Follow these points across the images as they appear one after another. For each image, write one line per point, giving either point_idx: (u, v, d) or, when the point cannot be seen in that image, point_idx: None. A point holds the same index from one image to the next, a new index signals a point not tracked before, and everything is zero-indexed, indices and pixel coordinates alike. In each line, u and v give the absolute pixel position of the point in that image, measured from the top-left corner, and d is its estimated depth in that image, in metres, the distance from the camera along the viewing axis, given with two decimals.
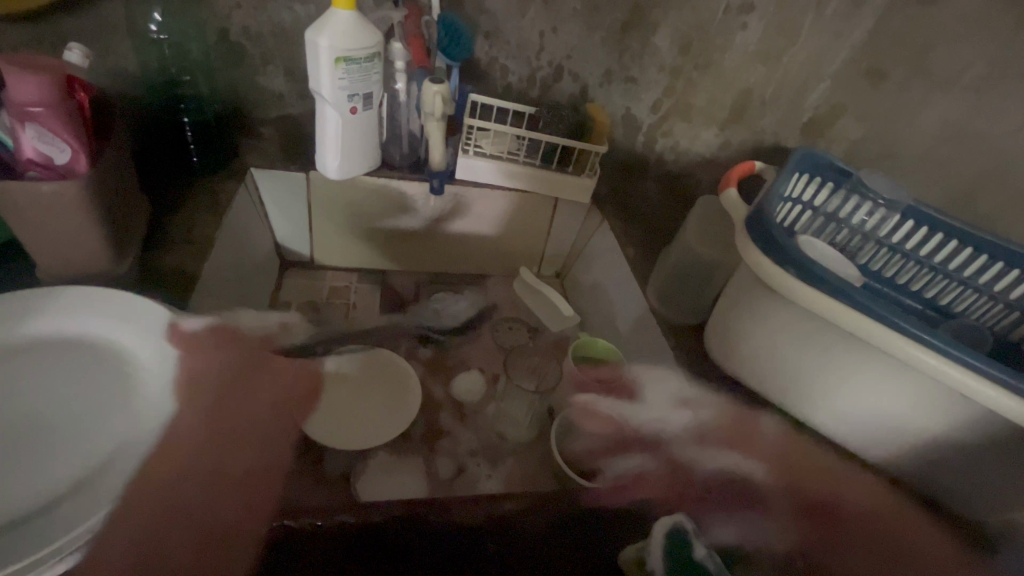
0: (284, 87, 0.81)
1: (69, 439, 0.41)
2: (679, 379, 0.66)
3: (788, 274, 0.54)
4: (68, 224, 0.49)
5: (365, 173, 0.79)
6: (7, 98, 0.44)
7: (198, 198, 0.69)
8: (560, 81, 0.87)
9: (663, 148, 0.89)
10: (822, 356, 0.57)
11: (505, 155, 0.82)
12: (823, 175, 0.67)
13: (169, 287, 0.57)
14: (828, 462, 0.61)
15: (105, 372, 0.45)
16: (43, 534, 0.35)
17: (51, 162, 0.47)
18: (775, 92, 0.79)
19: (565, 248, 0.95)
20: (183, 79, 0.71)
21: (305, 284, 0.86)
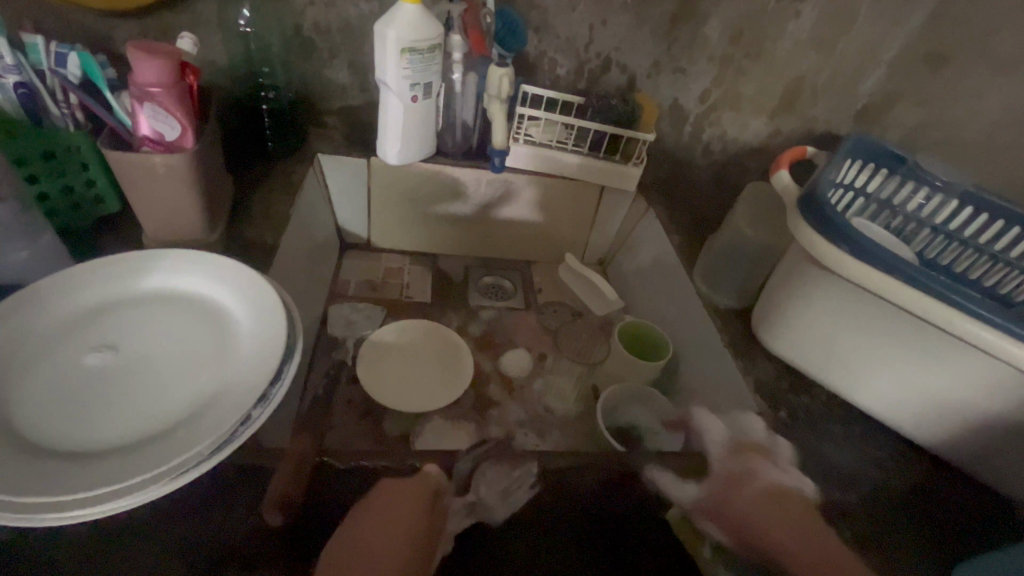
0: (347, 80, 0.86)
1: (171, 380, 0.46)
2: (725, 358, 0.67)
3: (840, 252, 0.55)
4: (175, 194, 0.55)
5: (422, 160, 0.84)
6: (131, 80, 0.50)
7: (274, 179, 0.75)
8: (609, 72, 0.89)
9: (711, 138, 0.89)
10: (875, 335, 0.57)
11: (554, 144, 0.85)
12: (877, 161, 0.66)
13: (253, 255, 0.63)
14: (877, 443, 0.61)
15: (204, 324, 0.50)
16: (161, 455, 0.40)
17: (162, 138, 0.53)
18: (827, 80, 0.79)
19: (609, 236, 0.97)
20: (262, 71, 0.78)
21: (363, 264, 0.91)
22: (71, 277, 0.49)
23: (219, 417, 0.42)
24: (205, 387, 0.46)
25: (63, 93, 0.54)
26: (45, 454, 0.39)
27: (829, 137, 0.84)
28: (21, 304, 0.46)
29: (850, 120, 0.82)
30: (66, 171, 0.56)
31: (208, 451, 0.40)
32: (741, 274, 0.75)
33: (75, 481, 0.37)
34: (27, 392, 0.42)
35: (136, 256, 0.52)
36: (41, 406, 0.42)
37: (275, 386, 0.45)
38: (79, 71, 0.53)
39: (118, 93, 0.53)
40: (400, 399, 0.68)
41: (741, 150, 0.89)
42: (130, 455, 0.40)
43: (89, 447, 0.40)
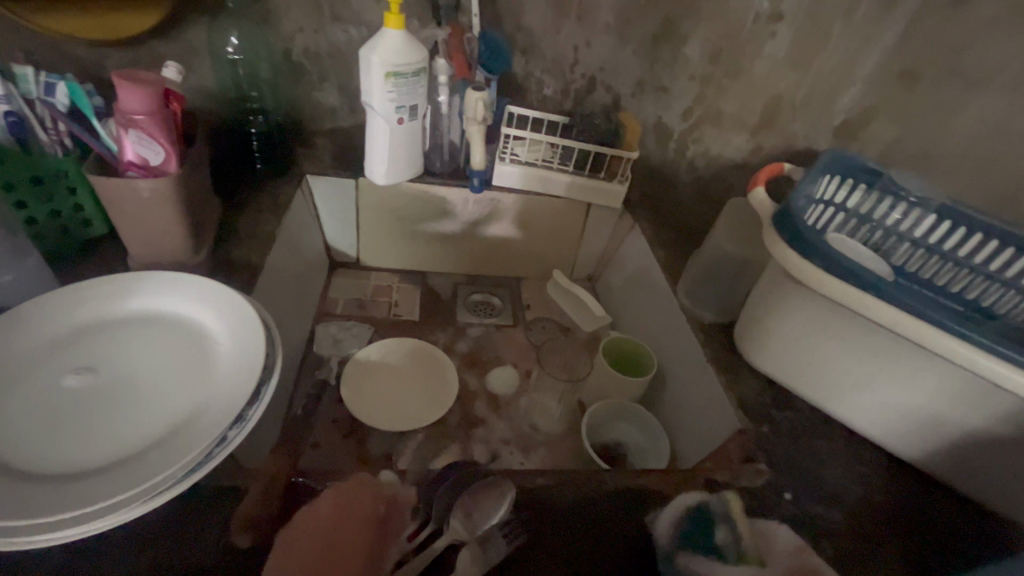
0: (337, 102, 0.90)
1: (148, 400, 0.46)
2: (709, 373, 0.67)
3: (814, 267, 0.55)
4: (158, 218, 0.56)
5: (409, 180, 0.85)
6: (116, 108, 0.51)
7: (261, 199, 0.77)
8: (593, 92, 0.96)
9: (694, 154, 0.91)
10: (856, 350, 0.57)
11: (540, 162, 0.86)
12: (854, 176, 0.67)
13: (238, 275, 0.64)
14: (860, 458, 0.61)
15: (185, 345, 0.51)
16: (134, 476, 0.40)
17: (146, 163, 0.54)
18: (806, 97, 0.80)
19: (597, 252, 0.98)
20: (252, 95, 0.81)
21: (352, 282, 0.92)
22: (55, 300, 0.50)
23: (194, 438, 0.42)
24: (182, 408, 0.46)
25: (51, 121, 0.56)
26: (17, 476, 0.39)
27: (811, 152, 0.84)
28: (4, 326, 0.47)
29: (829, 134, 0.81)
30: (54, 196, 0.57)
31: (181, 473, 0.40)
32: (724, 289, 0.75)
33: (46, 503, 0.37)
34: (5, 413, 0.43)
35: (119, 278, 0.53)
36: (16, 426, 0.42)
37: (252, 407, 0.45)
38: (66, 100, 0.55)
39: (104, 120, 0.55)
40: (385, 418, 0.68)
41: (724, 165, 0.89)
42: (103, 477, 0.40)
43: (64, 469, 0.40)
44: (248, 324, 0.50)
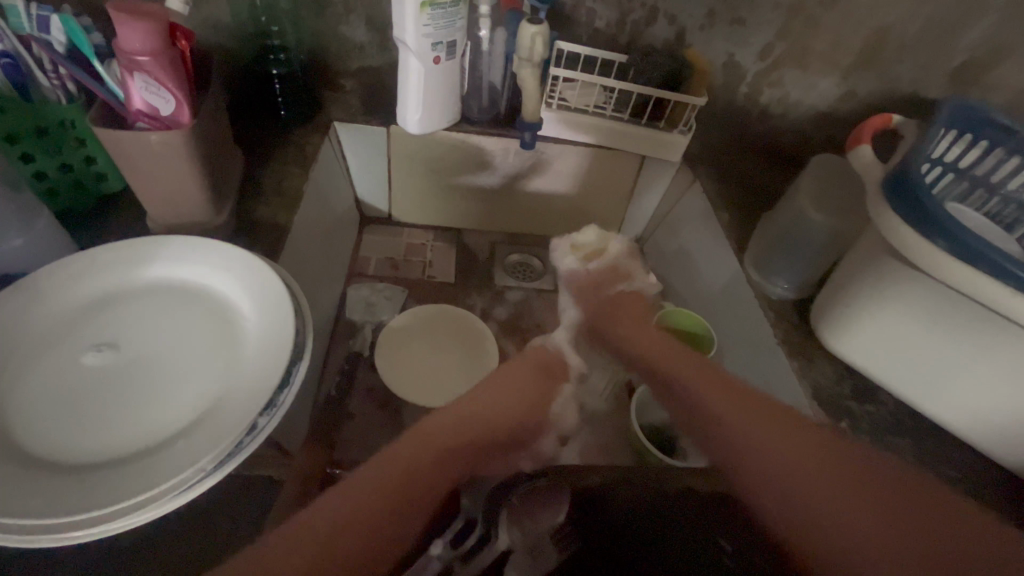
0: (366, 38, 0.78)
1: (173, 380, 0.43)
2: (779, 357, 0.60)
3: (935, 247, 0.46)
4: (175, 175, 0.50)
5: (445, 129, 0.76)
6: (117, 46, 0.44)
7: (286, 151, 0.70)
8: (654, 25, 0.75)
9: (770, 101, 0.78)
10: (970, 345, 0.50)
11: (591, 109, 0.76)
12: (976, 131, 0.57)
13: (265, 237, 0.59)
14: (951, 460, 0.55)
15: (209, 320, 0.46)
16: (161, 469, 0.37)
17: (158, 113, 0.48)
18: (918, 31, 0.67)
19: (649, 211, 0.89)
20: (272, 30, 0.72)
21: (384, 239, 0.87)
22: (69, 267, 0.46)
23: (222, 427, 0.39)
24: (210, 391, 0.42)
25: (50, 62, 0.48)
26: (40, 466, 0.36)
27: (913, 98, 0.73)
28: (16, 300, 0.43)
29: (944, 78, 0.70)
30: (62, 147, 0.52)
31: (211, 467, 0.37)
32: (803, 264, 0.65)
33: (69, 500, 0.34)
34: (24, 396, 0.40)
35: (136, 243, 0.49)
36: (39, 410, 0.39)
37: (284, 390, 0.41)
38: (62, 37, 0.47)
39: (107, 62, 0.48)
40: (426, 393, 0.64)
41: (804, 115, 0.78)
42: (129, 469, 0.37)
43: (88, 458, 0.38)
44: (276, 295, 0.45)
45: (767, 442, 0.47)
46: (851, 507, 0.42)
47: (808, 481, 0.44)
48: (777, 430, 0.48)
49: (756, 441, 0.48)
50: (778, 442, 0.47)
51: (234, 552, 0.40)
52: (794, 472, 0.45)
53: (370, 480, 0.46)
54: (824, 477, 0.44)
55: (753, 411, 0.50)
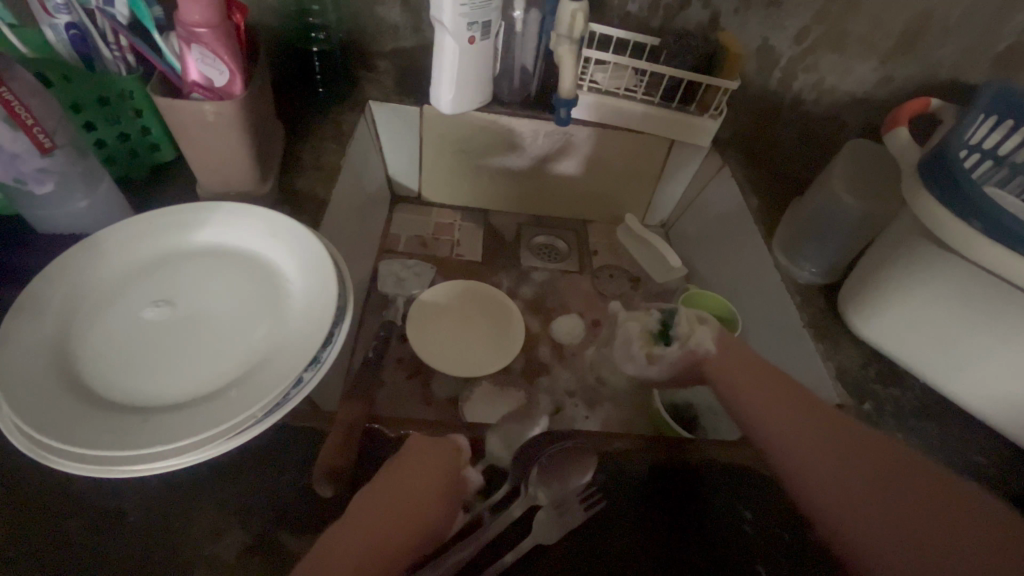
0: (400, 18, 0.79)
1: (224, 337, 0.45)
2: (805, 340, 0.61)
3: (971, 229, 0.47)
4: (226, 146, 0.53)
5: (477, 109, 0.77)
6: (177, 19, 0.47)
7: (324, 128, 0.72)
8: (688, 8, 0.75)
9: (804, 86, 0.78)
10: (1002, 328, 0.49)
11: (622, 92, 0.76)
12: (1015, 116, 0.57)
13: (305, 209, 0.61)
14: (978, 445, 0.55)
15: (256, 282, 0.49)
16: (216, 414, 0.39)
17: (211, 84, 0.50)
18: (961, 15, 0.66)
19: (676, 195, 0.89)
20: (313, 9, 0.74)
21: (413, 218, 0.89)
22: (130, 228, 0.49)
23: (271, 378, 0.41)
24: (258, 347, 0.44)
25: (112, 35, 0.51)
26: (107, 408, 0.39)
27: (954, 84, 0.72)
28: (82, 256, 0.47)
29: (986, 64, 0.69)
30: (120, 117, 0.55)
31: (261, 414, 0.39)
32: (832, 248, 0.66)
33: (134, 438, 0.37)
34: (89, 344, 0.43)
35: (189, 209, 0.51)
36: (105, 359, 0.42)
37: (326, 348, 0.44)
38: (126, 10, 0.50)
39: (165, 34, 0.50)
40: (453, 363, 0.66)
41: (840, 100, 0.78)
42: (186, 414, 0.39)
43: (148, 403, 0.40)
44: (319, 258, 0.48)
45: (817, 448, 0.46)
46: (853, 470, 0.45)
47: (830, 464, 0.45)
48: (830, 448, 0.46)
49: (807, 448, 0.47)
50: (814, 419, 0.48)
51: (283, 496, 0.43)
52: (861, 471, 0.44)
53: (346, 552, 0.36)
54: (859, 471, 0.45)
55: (769, 400, 0.50)
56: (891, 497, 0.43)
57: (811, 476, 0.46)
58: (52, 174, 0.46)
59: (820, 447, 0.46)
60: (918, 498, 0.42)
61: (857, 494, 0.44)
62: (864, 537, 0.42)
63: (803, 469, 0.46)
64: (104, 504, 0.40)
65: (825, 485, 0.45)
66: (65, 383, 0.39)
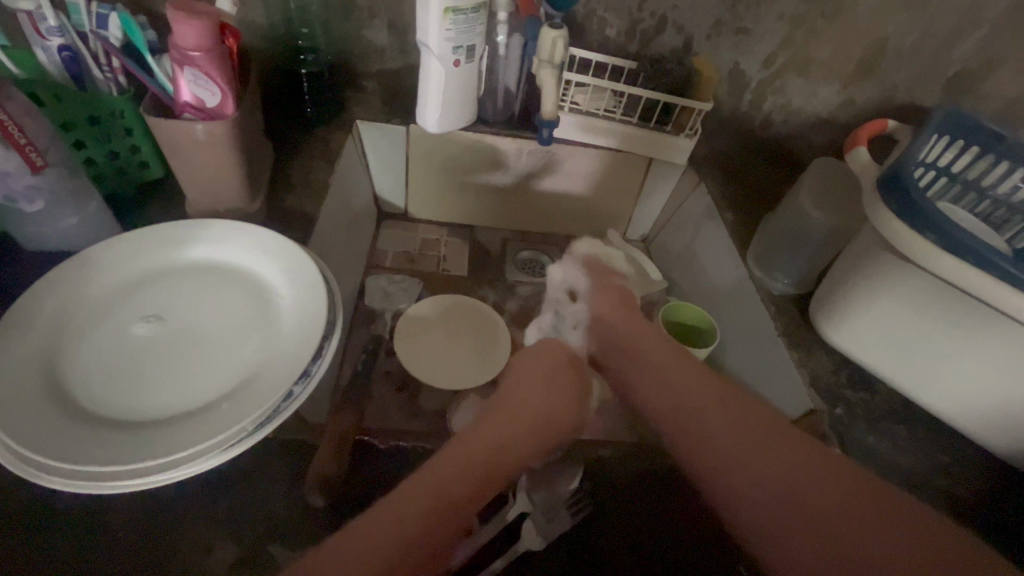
0: (387, 41, 0.81)
1: (215, 352, 0.46)
2: (779, 347, 0.64)
3: (926, 241, 0.50)
4: (217, 164, 0.54)
5: (462, 128, 0.80)
6: (172, 43, 0.48)
7: (311, 146, 0.74)
8: (662, 34, 0.79)
9: (773, 107, 0.82)
10: (960, 334, 0.53)
11: (602, 113, 0.79)
12: (966, 138, 0.61)
13: (294, 225, 0.62)
14: (944, 446, 0.58)
15: (247, 296, 0.50)
16: (206, 428, 0.39)
17: (203, 105, 0.51)
18: (914, 43, 0.71)
19: (655, 211, 0.93)
20: (302, 32, 0.77)
21: (399, 234, 0.90)
22: (122, 244, 0.50)
23: (262, 392, 0.41)
24: (249, 360, 0.45)
25: (105, 56, 0.52)
26: (98, 422, 0.39)
27: (911, 106, 0.76)
28: (72, 272, 0.47)
29: (940, 88, 0.74)
30: (111, 136, 0.56)
31: (252, 427, 0.40)
32: (803, 261, 0.69)
33: (124, 452, 0.37)
34: (78, 360, 0.43)
35: (179, 225, 0.52)
36: (95, 375, 0.43)
37: (318, 361, 0.44)
38: (119, 33, 0.51)
39: (159, 57, 0.52)
40: (441, 376, 0.67)
41: (807, 121, 0.82)
42: (177, 428, 0.40)
43: (139, 417, 0.41)
44: (311, 273, 0.49)
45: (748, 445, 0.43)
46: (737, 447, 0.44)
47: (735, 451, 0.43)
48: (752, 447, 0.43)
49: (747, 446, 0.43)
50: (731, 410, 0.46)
51: (274, 507, 0.43)
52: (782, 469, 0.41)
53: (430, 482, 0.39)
54: (750, 442, 0.43)
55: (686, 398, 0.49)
56: (780, 476, 0.41)
57: (743, 483, 0.42)
58: (43, 192, 0.47)
59: (757, 446, 0.43)
60: (870, 512, 0.38)
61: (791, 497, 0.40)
62: (749, 507, 0.41)
63: (741, 475, 0.42)
64: (92, 519, 0.40)
65: (748, 482, 0.42)
66: (53, 399, 0.40)
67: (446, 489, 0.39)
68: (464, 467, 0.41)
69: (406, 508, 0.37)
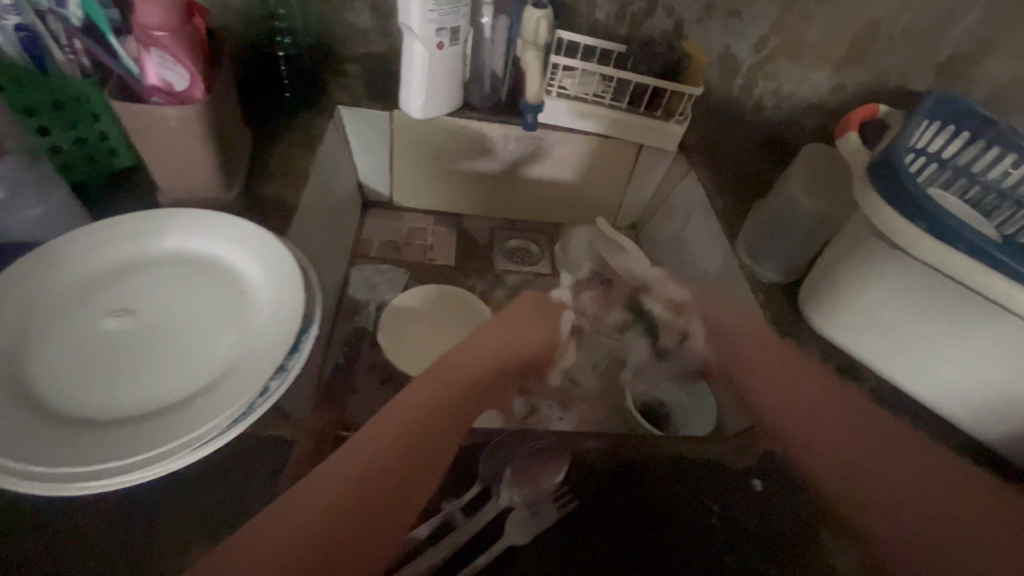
0: (370, 23, 0.79)
1: (188, 346, 0.44)
2: (767, 336, 0.63)
3: (916, 229, 0.49)
4: (189, 152, 0.52)
5: (448, 114, 0.78)
6: (134, 22, 0.46)
7: (291, 133, 0.72)
8: (652, 16, 0.77)
9: (764, 92, 0.81)
10: (949, 322, 0.52)
11: (590, 97, 0.77)
12: (958, 123, 0.60)
13: (273, 214, 0.60)
14: (929, 433, 0.58)
15: (221, 288, 0.48)
16: (179, 425, 0.38)
17: (172, 89, 0.49)
18: (906, 26, 0.70)
19: (645, 198, 0.91)
20: (279, 13, 0.75)
21: (385, 223, 0.88)
22: (89, 235, 0.48)
23: (237, 388, 0.40)
24: (223, 355, 0.44)
25: (65, 37, 0.50)
26: (64, 421, 0.38)
27: (903, 91, 0.75)
28: (36, 265, 0.45)
29: (931, 72, 0.73)
30: (77, 122, 0.54)
31: (227, 424, 0.39)
32: (792, 248, 0.68)
33: (91, 453, 0.36)
34: (42, 357, 0.42)
35: (149, 215, 0.50)
36: (60, 372, 0.41)
37: (295, 355, 0.43)
38: (80, 12, 0.49)
39: (123, 37, 0.49)
40: (427, 367, 0.66)
41: (797, 106, 0.81)
42: (148, 426, 0.38)
43: (107, 416, 0.39)
44: (287, 263, 0.47)
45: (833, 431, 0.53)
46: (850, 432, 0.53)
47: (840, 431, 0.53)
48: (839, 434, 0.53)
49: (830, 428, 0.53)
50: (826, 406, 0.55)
51: (251, 500, 0.42)
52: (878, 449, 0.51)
53: (352, 471, 0.43)
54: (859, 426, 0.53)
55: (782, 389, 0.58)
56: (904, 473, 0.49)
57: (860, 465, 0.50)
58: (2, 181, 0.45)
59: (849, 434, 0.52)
60: (941, 486, 0.48)
61: (894, 478, 0.49)
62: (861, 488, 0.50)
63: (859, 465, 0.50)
64: (60, 520, 0.39)
65: (832, 457, 0.52)
66: (15, 398, 0.38)
67: (356, 484, 0.42)
68: (379, 458, 0.44)
69: (318, 493, 0.40)
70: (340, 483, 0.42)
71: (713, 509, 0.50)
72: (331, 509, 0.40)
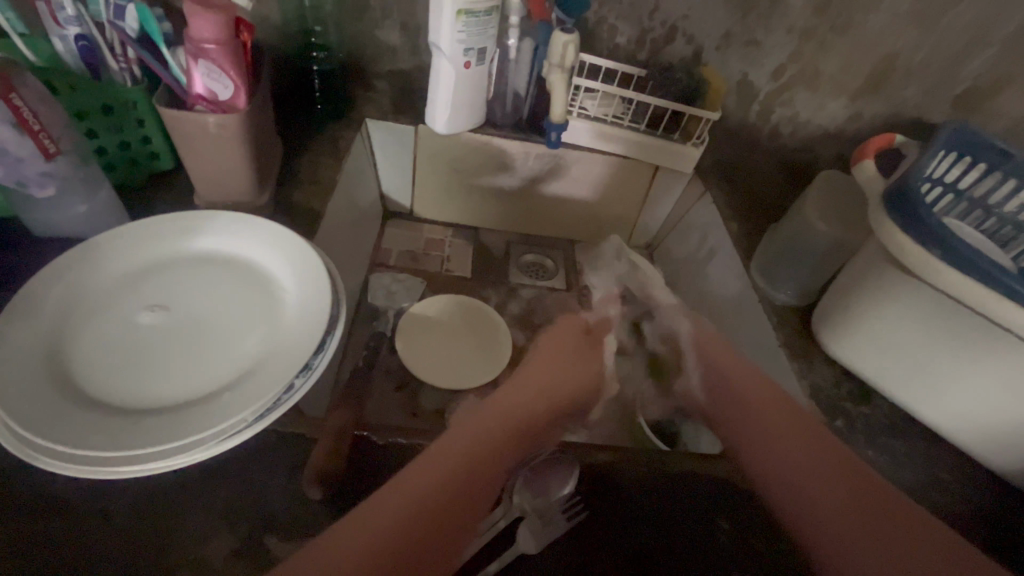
0: (399, 42, 0.82)
1: (219, 343, 0.46)
2: (780, 359, 0.63)
3: (931, 256, 0.50)
4: (227, 157, 0.54)
5: (470, 130, 0.80)
6: (187, 35, 0.49)
7: (322, 143, 0.75)
8: (672, 43, 0.79)
9: (781, 119, 0.82)
10: (962, 348, 0.53)
11: (610, 119, 0.79)
12: (975, 154, 0.61)
13: (301, 220, 0.63)
14: (943, 462, 0.57)
15: (251, 290, 0.50)
16: (205, 418, 0.39)
17: (215, 98, 0.52)
18: (923, 59, 0.72)
19: (659, 218, 0.93)
20: (315, 29, 0.77)
21: (404, 233, 0.90)
22: (128, 234, 0.50)
23: (262, 384, 0.41)
24: (251, 353, 0.45)
25: (120, 47, 0.53)
26: (101, 409, 0.40)
27: (919, 122, 0.77)
28: (79, 259, 0.47)
29: (947, 105, 0.75)
30: (124, 127, 0.57)
31: (252, 419, 0.40)
32: (806, 272, 0.69)
33: (124, 440, 0.38)
34: (83, 345, 0.44)
35: (187, 216, 0.53)
36: (99, 362, 0.43)
37: (319, 355, 0.44)
38: (135, 24, 0.51)
39: (173, 48, 0.52)
40: (441, 375, 0.68)
41: (813, 134, 0.82)
42: (177, 417, 0.40)
43: (140, 405, 0.41)
44: (315, 266, 0.49)
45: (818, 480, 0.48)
46: (806, 452, 0.50)
47: (799, 465, 0.49)
48: (815, 479, 0.48)
49: (829, 510, 0.46)
50: (819, 463, 0.49)
51: (271, 501, 0.43)
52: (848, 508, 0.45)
53: (458, 445, 0.46)
54: (803, 444, 0.51)
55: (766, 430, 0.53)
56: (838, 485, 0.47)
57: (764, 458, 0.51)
58: (55, 179, 0.47)
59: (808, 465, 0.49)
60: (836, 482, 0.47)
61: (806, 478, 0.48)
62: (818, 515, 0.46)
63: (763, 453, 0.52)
64: (88, 506, 0.40)
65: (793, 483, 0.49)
66: (56, 382, 0.40)
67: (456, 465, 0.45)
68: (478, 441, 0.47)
69: (429, 462, 0.44)
70: (404, 507, 0.40)
71: (722, 529, 0.50)
72: (442, 485, 0.43)
